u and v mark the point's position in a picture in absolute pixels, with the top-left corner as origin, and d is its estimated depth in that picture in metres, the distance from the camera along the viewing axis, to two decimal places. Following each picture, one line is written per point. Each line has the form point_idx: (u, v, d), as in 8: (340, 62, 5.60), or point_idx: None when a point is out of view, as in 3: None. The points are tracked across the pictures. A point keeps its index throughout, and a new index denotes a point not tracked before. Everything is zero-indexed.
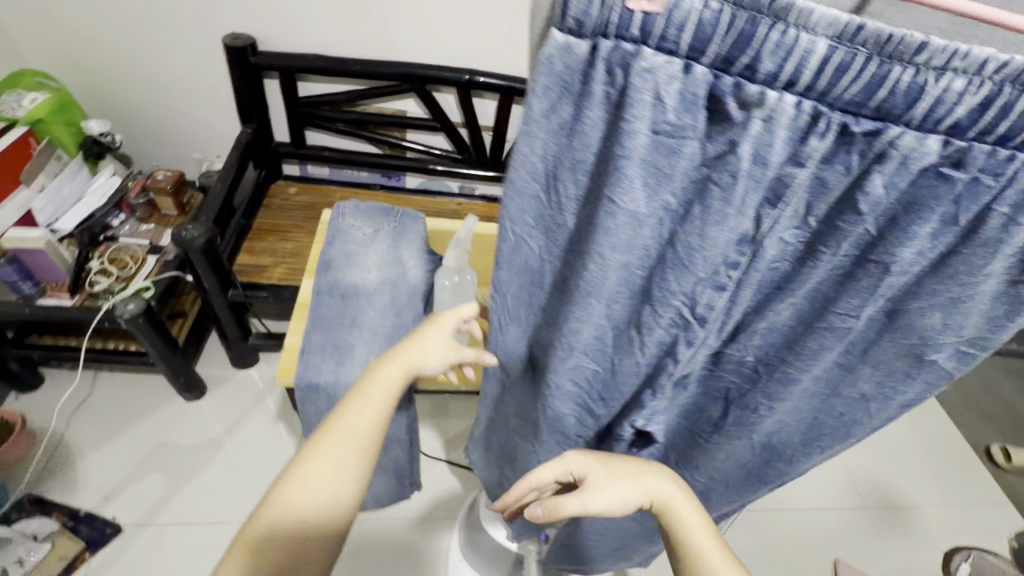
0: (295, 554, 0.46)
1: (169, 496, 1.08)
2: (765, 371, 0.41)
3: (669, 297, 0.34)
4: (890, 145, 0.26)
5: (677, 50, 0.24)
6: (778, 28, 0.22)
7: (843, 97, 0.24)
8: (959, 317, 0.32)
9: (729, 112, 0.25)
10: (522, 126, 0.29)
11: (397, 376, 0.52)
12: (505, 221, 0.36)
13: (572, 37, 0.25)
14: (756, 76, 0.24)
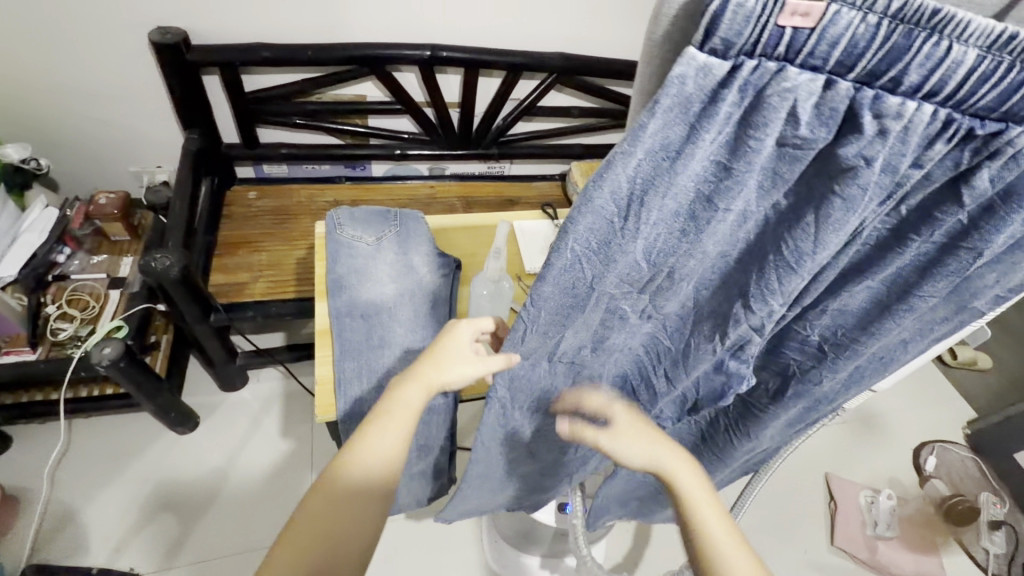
0: (346, 519, 0.44)
1: (183, 536, 1.03)
2: (831, 352, 0.41)
3: (767, 297, 0.34)
4: (1007, 144, 0.25)
5: (822, 66, 0.23)
6: (931, 41, 0.22)
7: (978, 104, 0.24)
8: (1012, 275, 0.33)
9: (864, 128, 0.24)
10: (622, 145, 0.26)
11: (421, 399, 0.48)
12: (565, 241, 0.32)
13: (714, 56, 0.23)
14: (899, 88, 0.23)
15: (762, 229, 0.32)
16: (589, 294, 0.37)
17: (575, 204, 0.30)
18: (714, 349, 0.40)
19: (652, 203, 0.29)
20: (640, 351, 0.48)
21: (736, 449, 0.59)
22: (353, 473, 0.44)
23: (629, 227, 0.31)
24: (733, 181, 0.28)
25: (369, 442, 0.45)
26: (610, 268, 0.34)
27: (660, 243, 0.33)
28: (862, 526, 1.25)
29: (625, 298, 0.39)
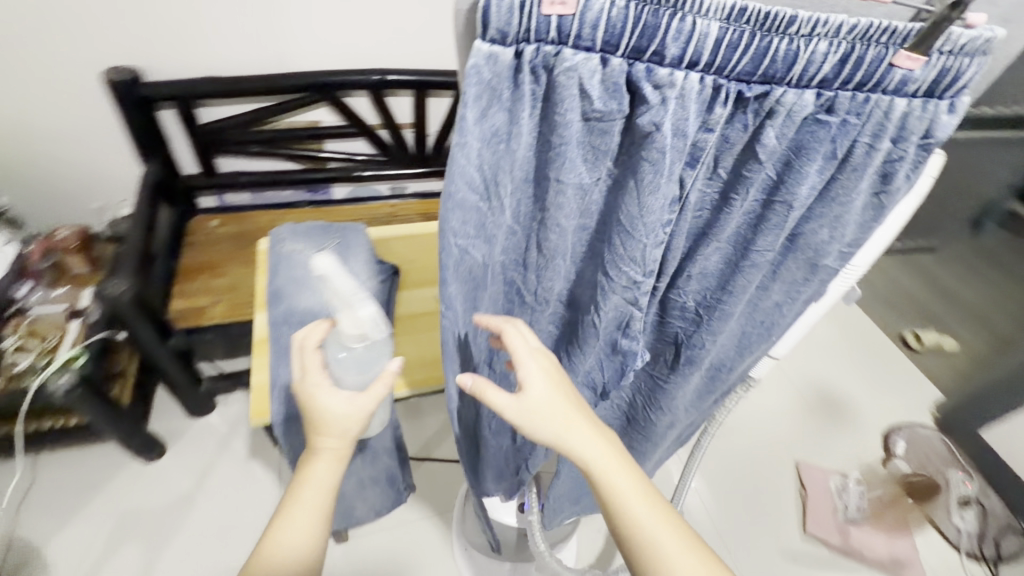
0: None
1: (150, 563, 1.03)
2: (700, 316, 0.43)
3: (620, 264, 0.36)
4: (776, 104, 0.28)
5: (593, 47, 0.26)
6: (677, 18, 0.25)
7: (737, 70, 0.27)
8: (841, 228, 0.36)
9: (646, 96, 0.27)
10: (455, 138, 0.29)
11: (327, 466, 0.54)
12: (447, 236, 0.34)
13: (496, 46, 0.26)
14: (665, 61, 0.26)
15: (607, 200, 0.34)
16: (485, 274, 0.39)
17: (440, 202, 0.32)
18: (597, 324, 0.43)
19: (504, 178, 0.32)
20: (550, 333, 0.49)
21: (655, 424, 0.59)
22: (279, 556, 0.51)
23: (494, 207, 0.33)
24: (560, 157, 0.30)
25: (292, 529, 0.52)
26: (493, 245, 0.37)
27: (523, 211, 0.35)
28: (833, 513, 1.26)
29: (515, 271, 0.41)
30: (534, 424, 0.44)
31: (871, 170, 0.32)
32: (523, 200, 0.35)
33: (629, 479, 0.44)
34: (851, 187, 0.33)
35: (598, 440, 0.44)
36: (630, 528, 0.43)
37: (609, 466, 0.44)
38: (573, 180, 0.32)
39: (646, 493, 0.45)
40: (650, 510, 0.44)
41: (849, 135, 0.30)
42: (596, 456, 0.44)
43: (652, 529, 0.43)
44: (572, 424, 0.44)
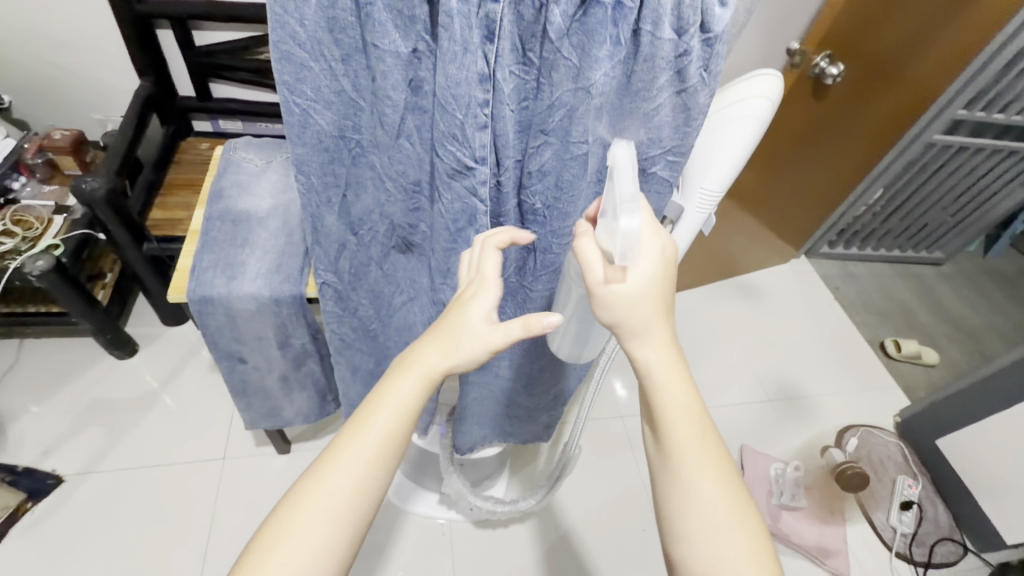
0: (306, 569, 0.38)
1: (109, 447, 1.09)
2: (548, 216, 0.46)
3: (447, 141, 0.39)
4: None
5: None
6: None
7: None
8: (655, 130, 0.39)
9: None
10: None
11: (416, 392, 0.42)
12: (285, 94, 0.39)
13: None
14: None
15: (432, 77, 0.38)
16: (337, 145, 0.43)
17: (270, 54, 0.36)
18: (447, 215, 0.46)
19: (327, 42, 0.37)
20: (422, 233, 0.53)
21: None
22: (308, 521, 0.39)
23: (323, 68, 0.38)
24: (372, 19, 0.34)
25: (329, 487, 0.39)
26: (336, 114, 0.41)
27: (362, 81, 0.40)
28: (767, 496, 1.27)
29: (372, 152, 0.45)
30: (623, 311, 0.39)
31: (662, 61, 0.34)
32: (359, 71, 0.39)
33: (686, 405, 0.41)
34: (649, 80, 0.35)
35: (669, 355, 0.41)
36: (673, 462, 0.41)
37: (670, 384, 0.41)
38: (389, 47, 0.35)
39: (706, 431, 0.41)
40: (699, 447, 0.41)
41: (628, 19, 0.33)
42: (656, 366, 0.41)
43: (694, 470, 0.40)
44: (652, 330, 0.40)
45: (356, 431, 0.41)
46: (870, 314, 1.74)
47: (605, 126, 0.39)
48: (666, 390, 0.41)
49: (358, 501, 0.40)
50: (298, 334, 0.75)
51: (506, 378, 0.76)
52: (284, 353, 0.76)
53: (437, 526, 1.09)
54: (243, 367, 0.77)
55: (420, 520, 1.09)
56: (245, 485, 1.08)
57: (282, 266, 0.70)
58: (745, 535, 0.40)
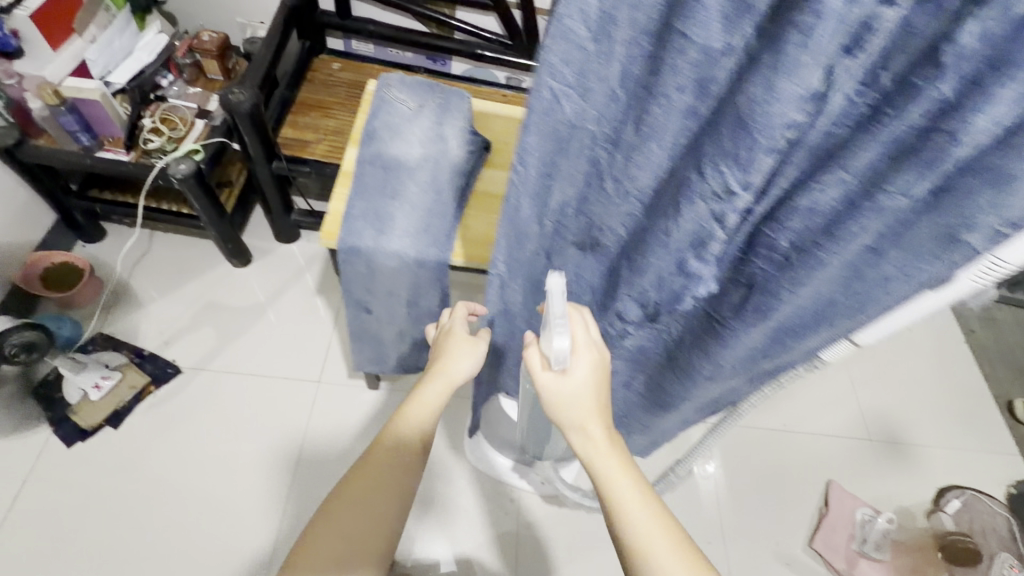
0: (357, 539, 0.50)
1: (221, 346, 1.17)
2: (793, 258, 0.39)
3: (720, 162, 0.32)
4: None
5: None
6: None
7: None
8: (1008, 197, 0.27)
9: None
10: None
11: (437, 399, 0.57)
12: (542, 74, 0.32)
13: None
14: None
15: (732, 81, 0.29)
16: (571, 137, 0.37)
17: (546, 31, 0.30)
18: (670, 234, 0.39)
19: (623, 18, 0.29)
20: (620, 237, 0.46)
21: (696, 368, 0.55)
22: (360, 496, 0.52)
23: (601, 52, 0.31)
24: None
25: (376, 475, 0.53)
26: (587, 104, 0.34)
27: (635, 72, 0.32)
28: (847, 539, 1.19)
29: (602, 148, 0.38)
30: (561, 410, 0.49)
31: None
32: (642, 53, 0.31)
33: (624, 480, 0.47)
34: None
35: (604, 443, 0.49)
36: (626, 532, 0.46)
37: (608, 466, 0.48)
38: (702, 41, 0.28)
39: (650, 516, 0.46)
40: (649, 515, 0.46)
41: None
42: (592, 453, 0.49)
43: (648, 538, 0.45)
44: (586, 427, 0.49)
45: (397, 435, 0.55)
46: (1008, 367, 1.52)
47: (934, 179, 0.29)
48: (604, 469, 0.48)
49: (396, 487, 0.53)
50: (427, 296, 0.72)
51: (634, 389, 0.70)
52: (409, 311, 0.75)
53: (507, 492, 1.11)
54: (368, 317, 0.77)
55: (490, 480, 1.12)
56: (334, 412, 1.13)
57: (429, 227, 0.66)
58: None
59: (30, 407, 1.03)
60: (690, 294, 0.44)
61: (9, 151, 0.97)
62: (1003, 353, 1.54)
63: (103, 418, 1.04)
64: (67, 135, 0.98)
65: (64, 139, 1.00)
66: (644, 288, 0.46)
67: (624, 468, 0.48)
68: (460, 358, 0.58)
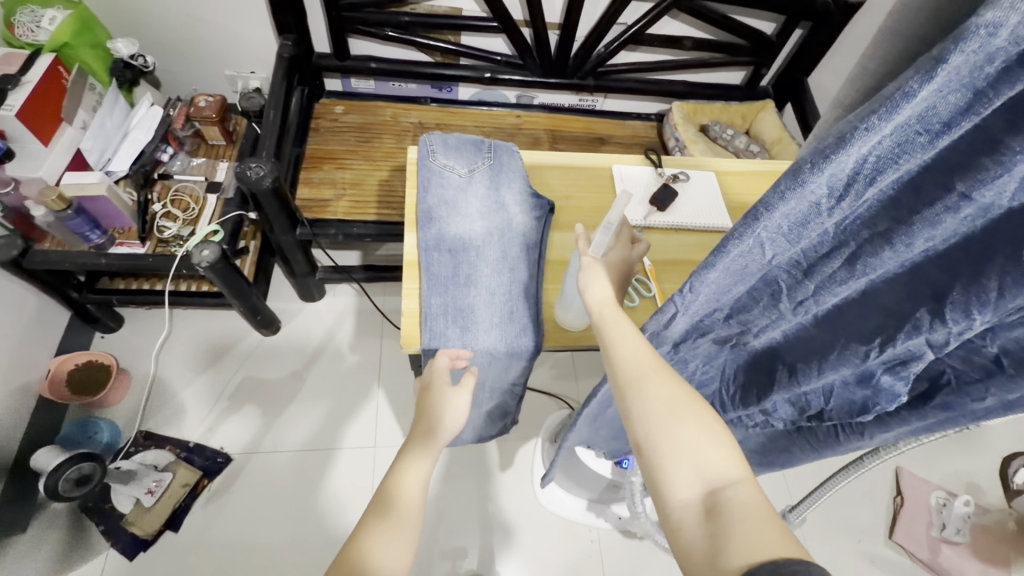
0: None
1: (268, 425, 1.11)
2: (1014, 373, 0.33)
3: (970, 313, 0.27)
4: None
5: None
6: None
7: None
8: None
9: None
10: (867, 120, 0.21)
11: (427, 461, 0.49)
12: (751, 221, 0.28)
13: None
14: None
15: (1009, 227, 0.24)
16: (759, 270, 0.32)
17: (778, 185, 0.25)
18: (867, 358, 0.34)
19: (882, 181, 0.23)
20: (773, 338, 0.41)
21: (841, 445, 0.51)
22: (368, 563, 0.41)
23: (836, 208, 0.25)
24: (998, 168, 0.21)
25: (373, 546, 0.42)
26: (794, 246, 0.29)
27: (864, 214, 0.26)
28: (926, 527, 1.18)
29: (786, 274, 0.32)
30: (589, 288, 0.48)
31: None
32: (887, 200, 0.25)
33: (634, 340, 0.43)
34: None
35: (619, 316, 0.45)
36: (637, 404, 0.40)
37: (616, 329, 0.44)
38: (992, 200, 0.22)
39: (669, 385, 0.40)
40: (665, 387, 0.40)
41: None
42: (606, 322, 0.45)
43: (667, 412, 0.39)
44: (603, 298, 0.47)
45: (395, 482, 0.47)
46: None
47: None
48: (614, 340, 0.43)
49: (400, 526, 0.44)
50: (512, 381, 0.67)
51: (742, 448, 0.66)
52: (492, 396, 0.70)
53: (584, 532, 1.08)
54: None
55: (566, 523, 1.09)
56: None
57: (513, 314, 0.61)
58: (726, 478, 0.36)
59: (83, 527, 0.98)
60: (877, 410, 0.38)
61: (16, 262, 0.88)
62: None
63: (162, 524, 0.99)
64: (75, 236, 0.91)
65: (72, 240, 0.93)
66: (808, 392, 0.41)
67: (636, 338, 0.43)
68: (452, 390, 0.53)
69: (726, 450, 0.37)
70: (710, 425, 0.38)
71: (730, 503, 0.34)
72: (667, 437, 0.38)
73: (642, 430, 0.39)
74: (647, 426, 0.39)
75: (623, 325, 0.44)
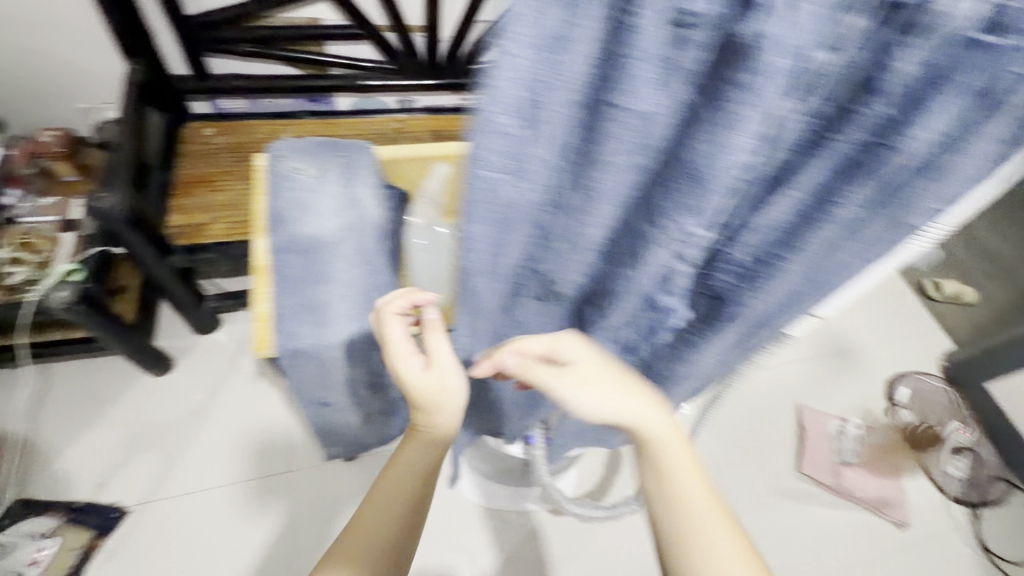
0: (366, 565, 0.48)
1: (168, 469, 1.05)
2: (758, 272, 0.38)
3: (679, 212, 0.31)
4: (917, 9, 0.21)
5: None
6: None
7: None
8: (939, 183, 0.29)
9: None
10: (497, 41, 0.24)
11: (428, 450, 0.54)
12: (474, 164, 0.30)
13: None
14: None
15: (678, 135, 0.28)
16: (513, 214, 0.34)
17: (473, 125, 0.28)
18: (638, 276, 0.38)
19: (550, 108, 0.26)
20: (578, 283, 0.44)
21: (679, 375, 0.55)
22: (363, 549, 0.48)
23: (531, 137, 0.28)
24: (624, 71, 0.24)
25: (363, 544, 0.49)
26: (525, 184, 0.32)
27: (568, 144, 0.29)
28: (828, 454, 1.29)
29: (544, 215, 0.35)
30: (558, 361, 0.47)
31: (1010, 113, 0.25)
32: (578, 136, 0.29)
33: (672, 445, 0.45)
34: (978, 141, 0.27)
35: (657, 410, 0.46)
36: (680, 514, 0.43)
37: (654, 427, 0.45)
38: (635, 108, 0.26)
39: (709, 501, 0.44)
40: (703, 498, 0.44)
41: (1003, 60, 0.23)
42: (619, 414, 0.46)
43: (703, 526, 0.43)
44: (593, 383, 0.46)
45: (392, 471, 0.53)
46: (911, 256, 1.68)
47: (877, 188, 0.30)
48: (654, 439, 0.45)
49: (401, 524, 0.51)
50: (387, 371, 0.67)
51: None
52: (372, 391, 0.69)
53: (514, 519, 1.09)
54: (327, 410, 0.71)
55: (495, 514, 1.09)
56: (316, 492, 1.06)
57: (371, 303, 0.62)
58: None
59: None
60: (665, 323, 0.43)
61: None
62: None
63: None
64: None
65: None
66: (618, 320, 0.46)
67: (676, 440, 0.46)
68: (432, 374, 0.52)
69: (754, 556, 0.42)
70: (739, 542, 0.42)
71: None
72: (706, 554, 0.42)
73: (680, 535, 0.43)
74: (684, 540, 0.43)
75: (659, 420, 0.46)
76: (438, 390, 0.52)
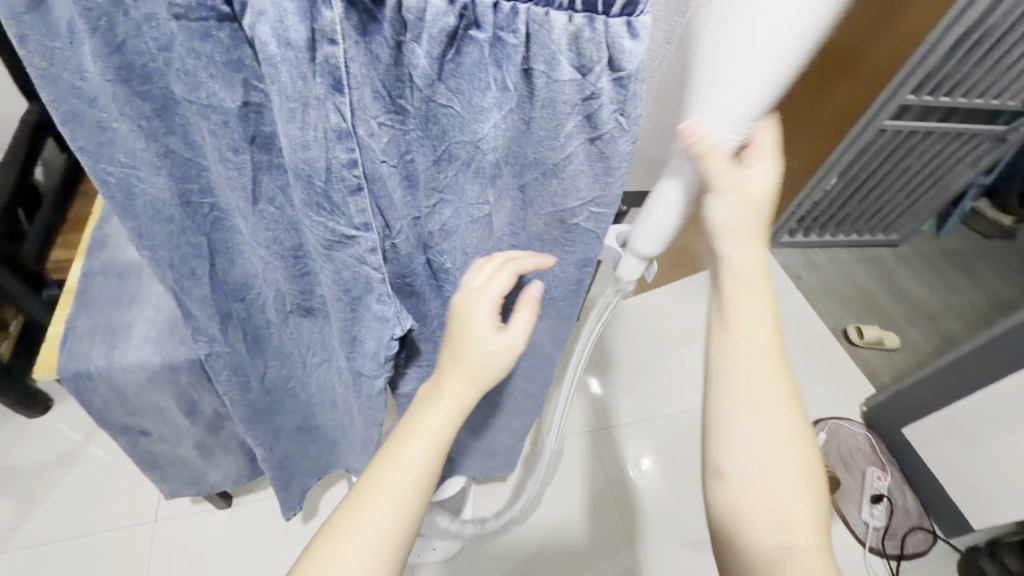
0: None
1: (22, 518, 0.99)
2: (459, 275, 0.41)
3: (317, 217, 0.31)
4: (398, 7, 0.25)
5: None
6: None
7: None
8: (555, 177, 0.34)
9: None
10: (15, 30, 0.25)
11: (447, 419, 0.39)
12: (100, 165, 0.31)
13: None
14: None
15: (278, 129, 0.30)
16: (189, 215, 0.35)
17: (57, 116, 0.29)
18: (336, 290, 0.37)
19: (124, 95, 0.28)
20: (314, 295, 0.43)
21: None
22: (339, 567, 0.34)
23: (140, 129, 0.30)
24: (179, 66, 0.27)
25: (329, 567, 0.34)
26: (176, 182, 0.33)
27: (194, 140, 0.32)
28: None
29: (228, 218, 0.37)
30: (738, 271, 0.42)
31: (564, 105, 0.29)
32: (185, 126, 0.31)
33: (761, 343, 0.42)
34: (552, 128, 0.30)
35: (762, 306, 0.43)
36: (743, 422, 0.41)
37: (746, 319, 0.42)
38: (213, 103, 0.28)
39: (779, 412, 0.42)
40: (775, 411, 0.41)
41: (512, 58, 0.27)
42: (738, 304, 0.42)
43: (774, 438, 0.41)
44: (741, 271, 0.42)
45: (390, 457, 0.38)
46: (832, 302, 1.68)
47: (504, 180, 0.34)
48: (733, 330, 0.42)
49: (396, 531, 0.36)
50: (203, 400, 0.64)
51: None
52: (194, 421, 0.67)
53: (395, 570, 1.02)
54: (148, 438, 0.68)
55: None
56: (186, 547, 0.99)
57: (176, 327, 0.60)
58: (810, 495, 0.41)
59: None
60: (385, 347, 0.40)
61: None
62: (824, 290, 1.71)
63: None
64: None
65: None
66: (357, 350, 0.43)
67: (768, 343, 0.43)
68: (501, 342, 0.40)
69: (811, 470, 0.42)
70: (799, 467, 0.41)
71: (805, 556, 0.39)
72: (754, 465, 0.41)
73: (750, 438, 0.41)
74: (741, 451, 0.41)
75: (759, 315, 0.42)
76: (495, 372, 0.40)
